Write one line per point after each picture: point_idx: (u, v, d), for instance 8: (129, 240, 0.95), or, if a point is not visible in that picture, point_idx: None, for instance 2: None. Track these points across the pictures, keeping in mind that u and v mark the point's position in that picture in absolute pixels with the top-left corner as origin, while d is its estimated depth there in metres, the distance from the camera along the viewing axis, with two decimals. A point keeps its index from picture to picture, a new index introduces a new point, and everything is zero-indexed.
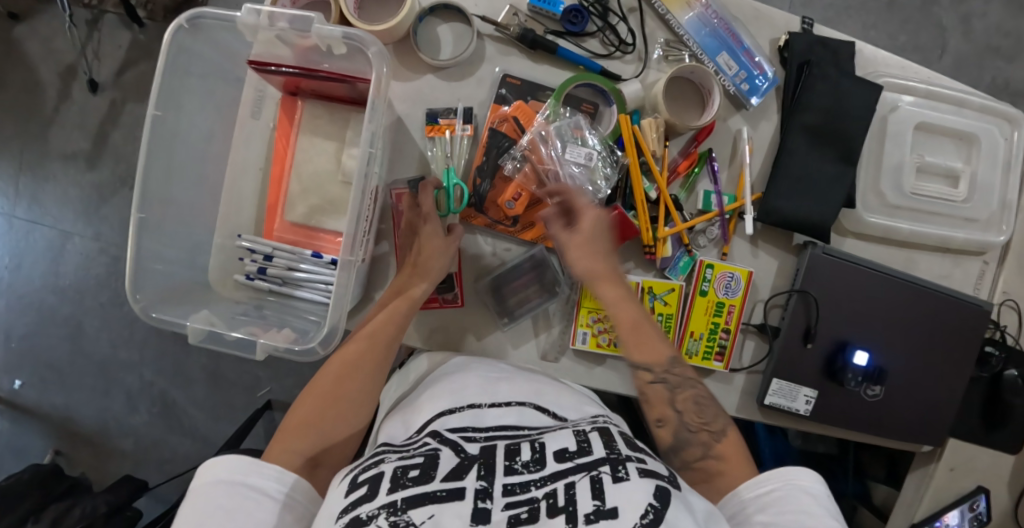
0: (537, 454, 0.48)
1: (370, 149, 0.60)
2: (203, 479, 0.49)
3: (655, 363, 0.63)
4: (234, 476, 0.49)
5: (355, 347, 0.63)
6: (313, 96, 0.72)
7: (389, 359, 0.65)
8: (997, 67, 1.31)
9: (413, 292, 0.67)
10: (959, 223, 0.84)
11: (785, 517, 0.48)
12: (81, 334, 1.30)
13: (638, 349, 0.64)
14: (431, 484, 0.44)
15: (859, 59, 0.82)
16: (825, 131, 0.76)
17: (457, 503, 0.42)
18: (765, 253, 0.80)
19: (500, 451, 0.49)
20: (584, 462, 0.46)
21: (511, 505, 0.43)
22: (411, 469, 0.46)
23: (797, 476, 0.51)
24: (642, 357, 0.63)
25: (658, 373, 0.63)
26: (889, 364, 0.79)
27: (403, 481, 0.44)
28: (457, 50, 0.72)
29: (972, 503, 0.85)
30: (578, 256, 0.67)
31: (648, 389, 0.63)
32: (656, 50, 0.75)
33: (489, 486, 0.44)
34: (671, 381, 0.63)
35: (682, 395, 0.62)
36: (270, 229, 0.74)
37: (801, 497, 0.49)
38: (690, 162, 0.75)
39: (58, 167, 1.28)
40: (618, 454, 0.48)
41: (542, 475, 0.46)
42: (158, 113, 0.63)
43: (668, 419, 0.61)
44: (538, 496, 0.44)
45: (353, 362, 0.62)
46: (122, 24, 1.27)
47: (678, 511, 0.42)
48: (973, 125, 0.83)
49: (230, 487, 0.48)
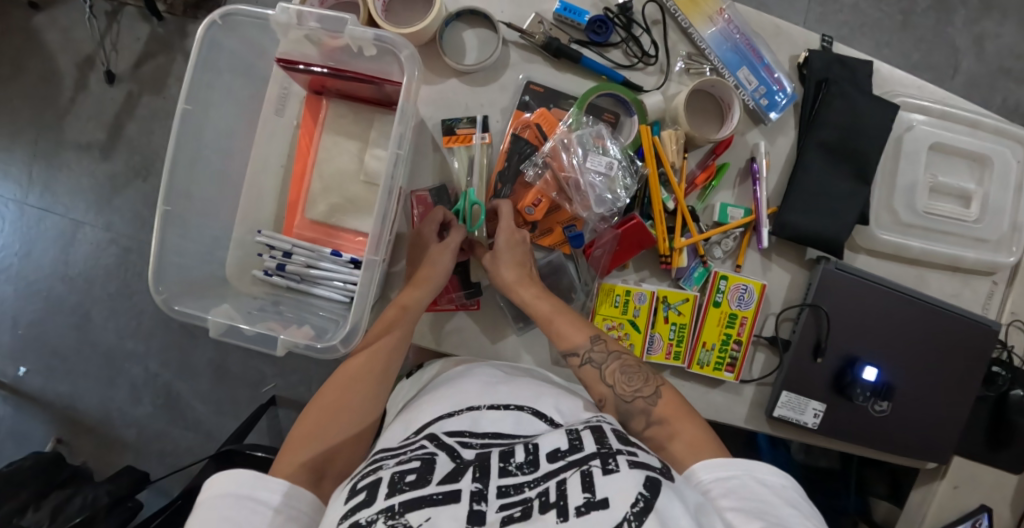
0: (530, 455, 0.49)
1: (397, 150, 0.61)
2: (212, 491, 0.50)
3: (577, 346, 0.65)
4: (241, 489, 0.49)
5: (360, 360, 0.64)
6: (338, 96, 0.72)
7: (390, 370, 0.65)
8: (1009, 89, 1.33)
9: (411, 301, 0.67)
10: (970, 244, 0.84)
11: (751, 505, 0.48)
12: (88, 323, 1.31)
13: (560, 336, 0.66)
14: (427, 488, 0.44)
15: (876, 77, 0.83)
16: (841, 148, 0.76)
17: (453, 506, 0.43)
18: (778, 267, 0.80)
19: (494, 455, 0.49)
20: (575, 458, 0.47)
21: (505, 506, 0.44)
22: (408, 473, 0.46)
23: (758, 468, 0.52)
24: (563, 344, 0.66)
25: (582, 354, 0.65)
26: (898, 380, 0.80)
27: (400, 485, 0.45)
28: (482, 56, 0.73)
29: (974, 521, 0.84)
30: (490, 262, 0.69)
31: (583, 372, 0.65)
32: (679, 63, 0.76)
33: (484, 488, 0.45)
34: (597, 358, 0.65)
35: (609, 368, 0.64)
36: (290, 226, 0.74)
37: (763, 488, 0.50)
38: (708, 174, 0.76)
39: (72, 156, 1.29)
40: (609, 448, 0.48)
41: (535, 476, 0.46)
42: (187, 107, 0.64)
43: (604, 396, 0.63)
44: (531, 495, 0.45)
45: (358, 373, 0.63)
46: (141, 17, 1.28)
47: (669, 499, 0.43)
48: (987, 147, 0.83)
49: (236, 501, 0.49)
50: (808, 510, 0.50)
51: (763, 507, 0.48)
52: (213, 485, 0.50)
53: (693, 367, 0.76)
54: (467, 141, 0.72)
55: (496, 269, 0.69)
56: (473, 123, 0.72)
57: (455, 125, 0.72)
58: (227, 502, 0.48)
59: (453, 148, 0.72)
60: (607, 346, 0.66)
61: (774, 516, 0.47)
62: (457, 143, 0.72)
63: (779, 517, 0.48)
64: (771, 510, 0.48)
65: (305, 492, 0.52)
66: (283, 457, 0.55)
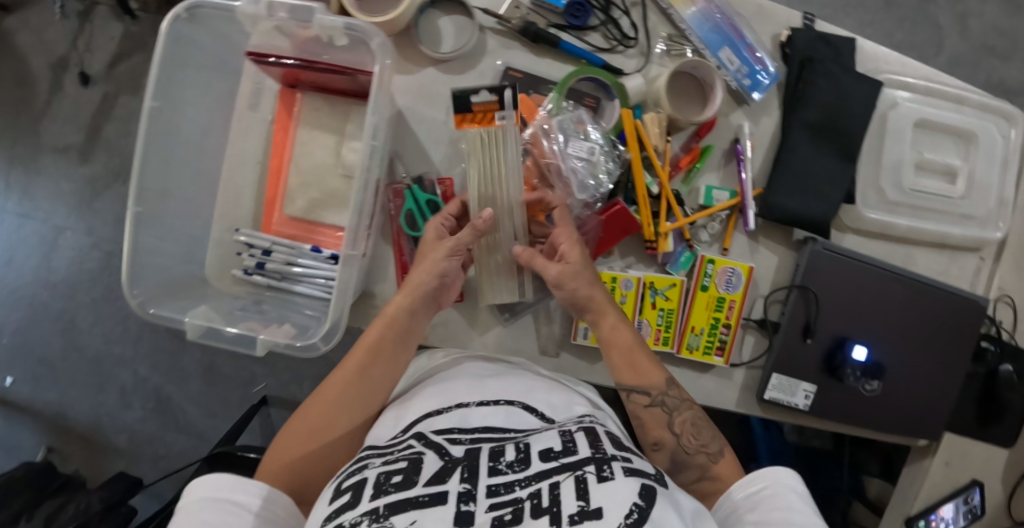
0: (521, 454, 0.48)
1: (373, 142, 0.59)
2: (191, 496, 0.49)
3: (652, 386, 0.65)
4: (220, 492, 0.49)
5: (350, 363, 0.62)
6: (313, 88, 0.71)
7: (376, 383, 0.61)
8: (992, 65, 1.32)
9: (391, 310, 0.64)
10: (957, 220, 0.84)
11: (775, 512, 0.50)
12: (74, 328, 1.29)
13: (629, 373, 0.66)
14: (413, 490, 0.43)
15: (859, 55, 0.82)
16: (825, 127, 0.76)
17: (440, 508, 0.41)
18: (765, 249, 0.80)
19: (483, 454, 0.48)
20: (568, 461, 0.46)
21: (496, 507, 0.42)
22: (394, 474, 0.45)
23: (785, 476, 0.54)
24: (630, 381, 0.65)
25: (655, 395, 0.64)
26: (888, 359, 0.80)
27: (385, 487, 0.43)
28: (459, 43, 0.71)
29: (967, 497, 0.88)
30: (574, 289, 0.66)
31: (645, 413, 0.65)
32: (659, 45, 0.75)
33: (473, 488, 0.44)
34: (670, 404, 0.64)
35: (680, 418, 0.64)
36: (269, 223, 0.73)
37: (790, 496, 0.52)
38: (693, 157, 0.75)
39: (50, 161, 1.27)
40: (603, 454, 0.48)
41: (526, 475, 0.45)
42: (156, 104, 0.63)
43: (663, 440, 0.63)
44: (522, 496, 0.43)
45: (353, 379, 0.61)
46: (114, 15, 1.24)
47: (664, 511, 0.41)
48: (972, 123, 0.83)
49: (215, 503, 0.48)
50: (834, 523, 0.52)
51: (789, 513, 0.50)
52: (191, 492, 0.50)
53: (682, 352, 0.76)
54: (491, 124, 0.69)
55: (563, 291, 0.66)
56: (498, 96, 0.69)
57: (472, 99, 0.69)
58: (206, 506, 0.48)
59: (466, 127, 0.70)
60: (681, 393, 0.66)
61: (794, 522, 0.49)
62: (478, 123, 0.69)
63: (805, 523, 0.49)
64: (792, 517, 0.49)
65: (282, 497, 0.52)
66: (270, 456, 0.56)
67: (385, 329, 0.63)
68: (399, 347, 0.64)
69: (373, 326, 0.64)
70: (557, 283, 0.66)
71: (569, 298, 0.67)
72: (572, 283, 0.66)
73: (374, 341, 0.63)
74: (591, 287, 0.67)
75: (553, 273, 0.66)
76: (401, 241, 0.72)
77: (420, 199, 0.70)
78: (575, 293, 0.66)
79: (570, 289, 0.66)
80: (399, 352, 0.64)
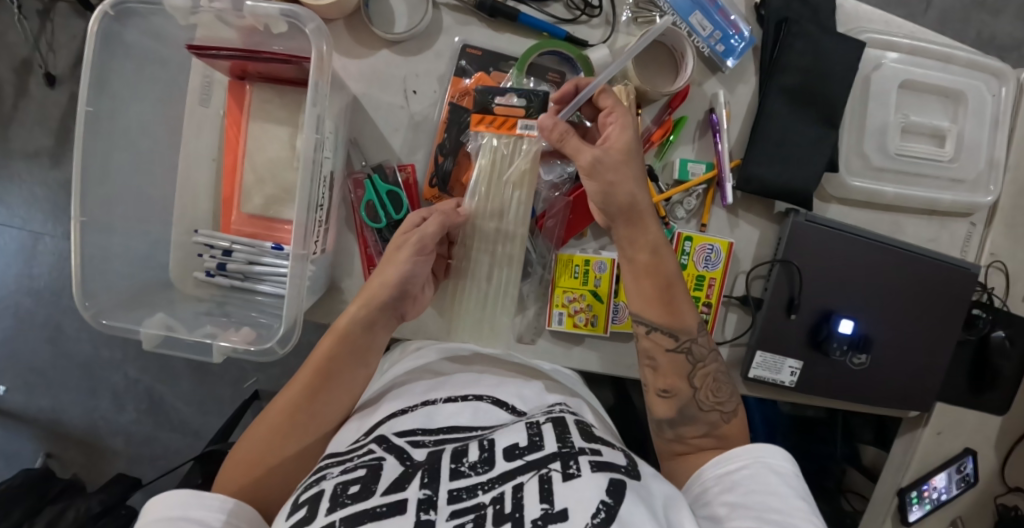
0: (485, 453, 0.46)
1: (317, 134, 0.56)
2: (147, 517, 0.48)
3: (682, 331, 0.63)
4: (175, 510, 0.48)
5: (300, 381, 0.58)
6: (261, 79, 0.67)
7: (328, 402, 0.58)
8: (983, 21, 1.28)
9: (341, 325, 0.60)
10: (945, 184, 0.81)
11: (752, 497, 0.50)
12: (61, 335, 1.26)
13: (667, 314, 0.62)
14: (370, 500, 0.41)
15: (840, 14, 0.78)
16: (805, 94, 0.72)
17: (398, 519, 0.39)
18: (745, 223, 0.77)
19: (446, 455, 0.46)
20: (533, 458, 0.44)
21: (456, 514, 0.40)
22: (351, 485, 0.43)
23: (763, 455, 0.54)
24: (665, 321, 0.63)
25: (684, 341, 0.62)
26: (877, 332, 0.78)
27: (342, 499, 0.41)
28: (413, 23, 0.68)
29: (960, 466, 0.87)
30: (613, 179, 0.60)
31: (664, 357, 0.63)
32: (625, 13, 0.72)
33: (433, 494, 0.42)
34: (696, 353, 0.63)
35: (702, 370, 0.63)
36: (227, 222, 0.70)
37: (768, 477, 0.52)
38: (666, 130, 0.72)
39: (21, 166, 1.20)
40: (570, 448, 0.45)
41: (489, 477, 0.43)
42: (91, 109, 0.59)
43: (678, 389, 0.62)
44: (485, 501, 0.41)
45: (302, 398, 0.58)
46: (76, 12, 1.17)
47: (633, 505, 0.40)
48: (960, 82, 0.79)
49: (170, 523, 0.47)
50: (816, 503, 0.51)
51: (765, 499, 0.50)
52: (148, 511, 0.49)
53: None
54: (512, 132, 0.64)
55: (602, 179, 0.60)
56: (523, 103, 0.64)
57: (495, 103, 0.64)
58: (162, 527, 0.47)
59: (485, 132, 0.64)
60: (709, 342, 0.64)
61: (775, 511, 0.48)
62: (498, 130, 0.64)
63: (784, 509, 0.48)
64: (772, 502, 0.49)
65: (247, 509, 0.52)
66: (223, 476, 0.55)
67: (335, 345, 0.59)
68: (351, 365, 0.60)
69: (322, 341, 0.60)
70: (595, 168, 0.60)
71: (604, 191, 0.61)
72: (610, 171, 0.60)
73: (324, 359, 0.59)
74: (632, 181, 0.60)
75: (594, 153, 0.59)
76: (365, 234, 0.70)
77: (380, 189, 0.67)
78: (613, 186, 0.60)
79: (610, 177, 0.60)
80: (352, 368, 0.60)
